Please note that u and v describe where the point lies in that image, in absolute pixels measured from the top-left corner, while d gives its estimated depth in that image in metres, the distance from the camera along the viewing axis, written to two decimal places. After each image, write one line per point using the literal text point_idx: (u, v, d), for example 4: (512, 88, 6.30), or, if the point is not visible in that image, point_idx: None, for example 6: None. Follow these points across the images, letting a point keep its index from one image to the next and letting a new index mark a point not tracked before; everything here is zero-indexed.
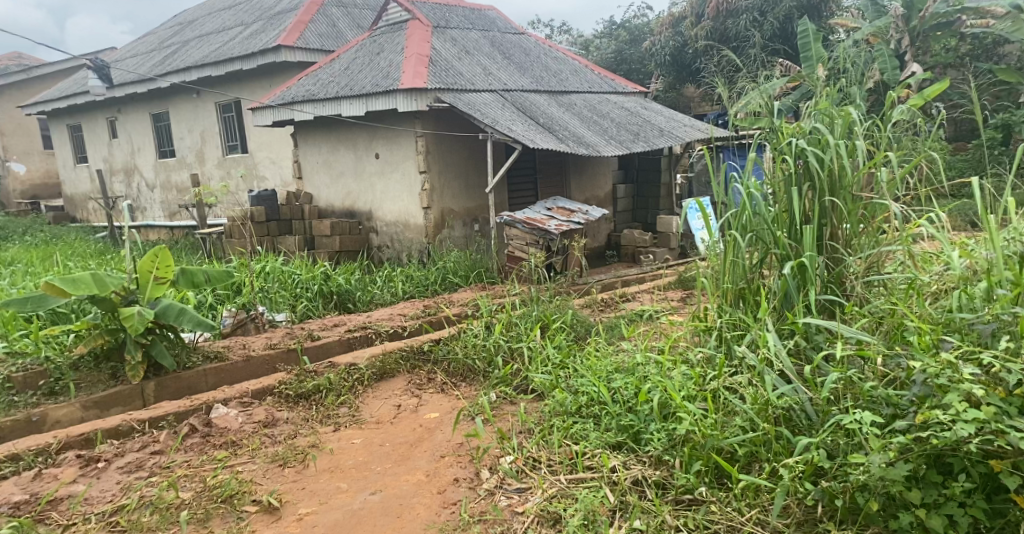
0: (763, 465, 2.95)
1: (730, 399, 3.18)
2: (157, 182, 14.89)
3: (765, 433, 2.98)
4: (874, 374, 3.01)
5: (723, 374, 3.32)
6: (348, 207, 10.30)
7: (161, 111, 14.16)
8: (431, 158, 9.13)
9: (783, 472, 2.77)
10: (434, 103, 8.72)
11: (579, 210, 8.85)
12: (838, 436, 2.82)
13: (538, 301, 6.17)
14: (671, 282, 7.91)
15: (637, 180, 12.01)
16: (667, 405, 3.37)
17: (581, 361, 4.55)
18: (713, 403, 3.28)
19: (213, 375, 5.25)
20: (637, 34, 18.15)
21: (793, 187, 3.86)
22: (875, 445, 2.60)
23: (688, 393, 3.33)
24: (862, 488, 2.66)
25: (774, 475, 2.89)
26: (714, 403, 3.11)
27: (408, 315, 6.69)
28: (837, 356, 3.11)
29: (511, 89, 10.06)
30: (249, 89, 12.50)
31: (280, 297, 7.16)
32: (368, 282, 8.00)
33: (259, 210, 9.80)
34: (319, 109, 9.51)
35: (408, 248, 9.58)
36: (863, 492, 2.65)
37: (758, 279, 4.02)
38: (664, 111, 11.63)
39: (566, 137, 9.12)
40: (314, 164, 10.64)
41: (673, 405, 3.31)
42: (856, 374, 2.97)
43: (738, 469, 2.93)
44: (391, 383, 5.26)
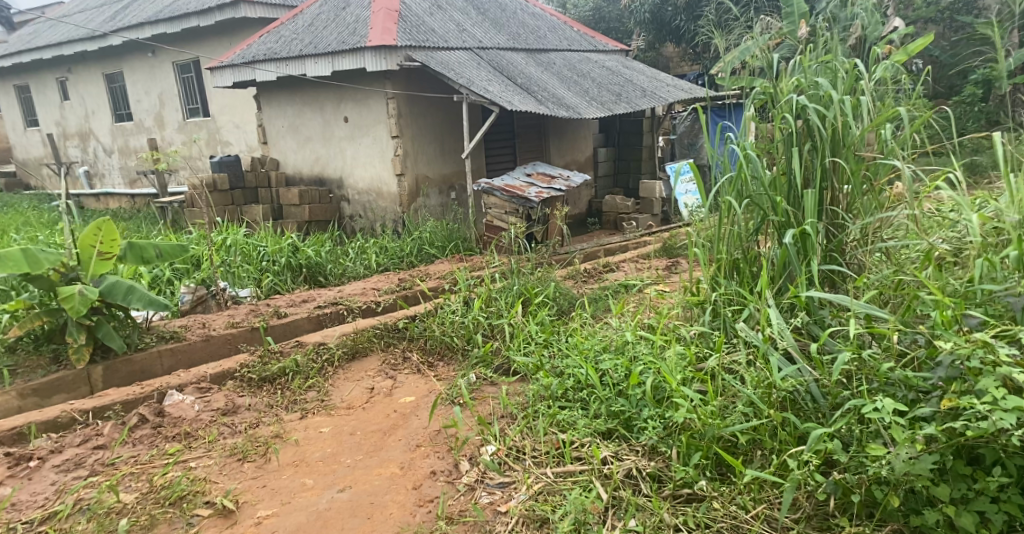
0: (767, 455, 2.65)
1: (729, 381, 2.85)
2: (114, 147, 14.25)
3: (770, 419, 2.68)
4: (889, 353, 2.72)
5: (722, 352, 3.01)
6: (317, 174, 9.84)
7: (116, 72, 13.48)
8: (404, 122, 8.68)
9: (793, 464, 2.48)
10: (405, 62, 8.27)
11: (560, 176, 8.50)
12: (854, 424, 2.54)
13: (518, 272, 5.89)
14: (655, 250, 7.64)
15: (618, 144, 11.71)
16: (662, 387, 3.07)
17: (567, 337, 4.28)
18: (710, 385, 2.98)
19: (168, 357, 4.89)
20: None
21: (794, 148, 3.53)
22: (900, 437, 2.32)
23: (683, 374, 3.02)
24: (880, 482, 2.39)
25: (781, 468, 2.60)
26: (713, 385, 2.81)
27: (381, 290, 6.37)
28: (848, 331, 2.80)
29: (486, 47, 9.61)
30: (210, 49, 11.88)
31: (245, 272, 6.80)
32: (340, 254, 7.64)
33: (222, 177, 9.34)
34: (282, 69, 8.99)
35: (381, 217, 9.18)
36: (881, 486, 2.39)
37: (754, 248, 3.70)
38: (647, 70, 11.23)
39: (545, 98, 8.72)
40: (279, 127, 10.13)
41: (668, 387, 3.00)
42: (871, 352, 2.67)
43: (740, 461, 2.64)
44: (364, 364, 4.96)
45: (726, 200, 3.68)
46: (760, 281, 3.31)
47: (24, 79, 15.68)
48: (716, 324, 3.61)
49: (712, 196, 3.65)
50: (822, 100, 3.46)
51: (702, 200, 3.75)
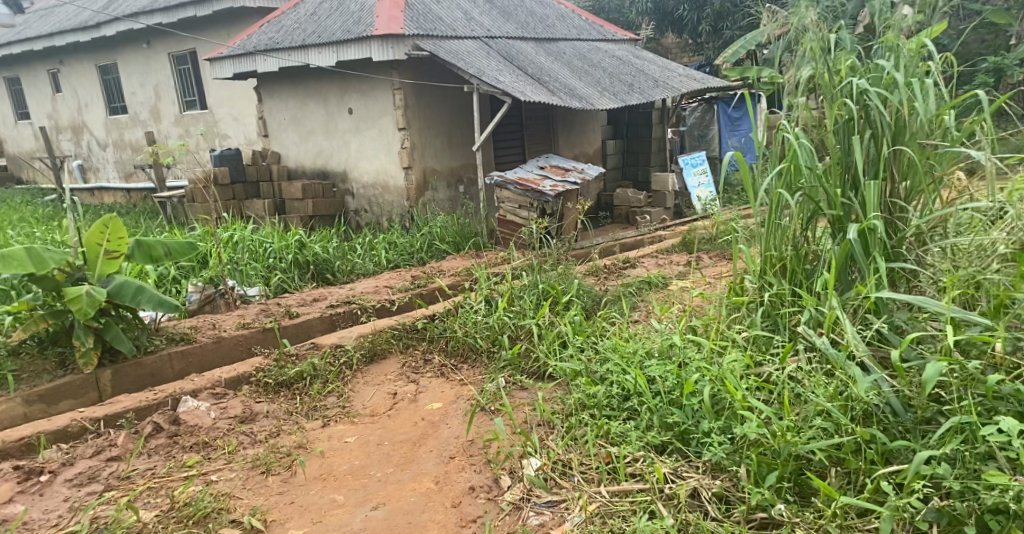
0: (853, 477, 2.46)
1: (803, 392, 2.66)
2: (108, 140, 13.94)
3: (855, 438, 2.49)
4: (989, 363, 2.55)
5: (787, 360, 2.82)
6: (321, 167, 9.59)
7: (109, 63, 13.18)
8: (411, 114, 8.44)
9: (892, 490, 2.28)
10: (412, 51, 8.01)
11: (574, 169, 8.30)
12: (959, 442, 2.37)
13: (539, 271, 5.71)
14: (674, 245, 7.47)
15: (627, 136, 11.51)
16: (721, 395, 2.87)
17: (603, 341, 4.08)
18: (775, 395, 2.79)
19: (180, 360, 4.68)
20: None
21: (851, 137, 3.34)
22: None
23: (746, 384, 2.81)
24: (996, 512, 2.22)
25: (874, 493, 2.40)
26: (785, 397, 2.61)
27: (395, 287, 6.17)
28: (940, 339, 2.63)
29: (495, 36, 9.36)
30: (207, 39, 11.56)
31: (251, 269, 6.57)
32: (349, 251, 7.41)
33: (223, 170, 9.08)
34: (284, 59, 8.73)
35: (388, 211, 8.94)
36: (997, 515, 2.22)
37: (806, 246, 3.48)
38: (657, 60, 11.01)
39: (557, 88, 8.49)
40: (281, 120, 9.86)
41: (730, 400, 2.79)
42: (970, 364, 2.49)
43: (828, 484, 2.44)
44: (383, 368, 4.78)
45: (776, 194, 3.48)
46: (822, 281, 3.12)
47: (15, 71, 15.37)
48: (767, 326, 3.40)
49: (762, 191, 3.44)
50: (886, 84, 3.28)
51: (747, 196, 3.53)
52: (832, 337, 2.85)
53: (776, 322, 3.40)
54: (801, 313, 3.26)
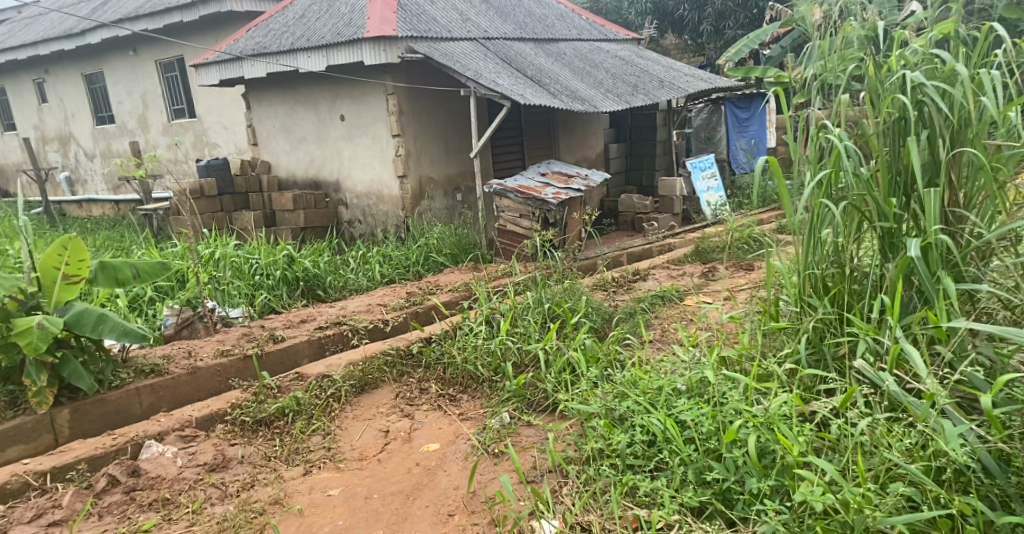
0: None
1: (880, 448, 2.30)
2: (95, 151, 13.51)
3: (949, 507, 2.18)
4: None
5: (849, 405, 2.42)
6: (312, 177, 9.15)
7: (96, 72, 12.76)
8: (405, 120, 8.00)
9: None
10: (406, 54, 7.60)
11: (577, 175, 7.84)
12: None
13: (543, 288, 5.31)
14: (687, 254, 7.11)
15: (630, 139, 11.09)
16: (771, 446, 2.49)
17: (622, 372, 3.67)
18: (839, 450, 2.42)
19: (149, 395, 4.22)
20: None
21: (902, 138, 2.84)
22: None
23: (803, 438, 2.42)
24: None
25: None
26: (859, 461, 2.23)
27: (389, 305, 5.76)
28: None
29: (492, 38, 8.93)
30: (193, 46, 11.08)
31: (235, 288, 6.12)
32: (340, 266, 7.00)
33: (210, 182, 8.63)
34: (271, 65, 8.29)
35: (382, 222, 8.49)
36: None
37: (851, 261, 3.00)
38: (661, 60, 10.59)
39: (557, 91, 8.04)
40: (270, 128, 9.42)
41: (783, 456, 2.41)
42: None
43: None
44: (375, 399, 4.34)
45: (818, 203, 2.98)
46: (878, 305, 2.67)
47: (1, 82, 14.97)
48: (811, 357, 2.96)
49: (802, 202, 2.94)
50: (944, 76, 2.80)
51: (783, 207, 3.04)
52: (909, 382, 2.48)
53: (821, 351, 2.95)
54: (857, 344, 2.80)
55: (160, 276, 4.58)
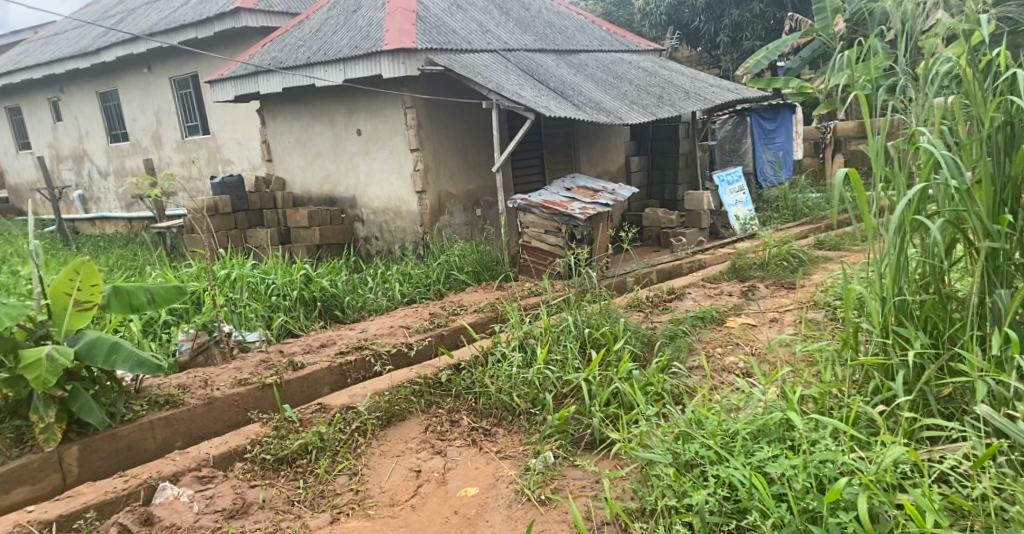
0: None
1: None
2: (109, 168, 13.37)
3: None
4: None
5: (982, 470, 2.40)
6: (328, 193, 8.91)
7: (110, 90, 12.64)
8: (424, 134, 7.76)
9: None
10: (426, 66, 7.36)
11: (604, 190, 7.54)
12: None
13: (578, 311, 5.06)
14: (724, 270, 7.14)
15: (652, 152, 10.81)
16: (903, 505, 2.44)
17: (681, 411, 3.43)
18: (972, 518, 2.36)
19: (163, 428, 3.94)
20: None
21: (1009, 148, 2.68)
22: None
23: (934, 502, 2.35)
24: None
25: None
26: None
27: (412, 327, 5.51)
28: None
29: (513, 49, 8.70)
30: (206, 60, 10.87)
31: (251, 311, 5.84)
32: (359, 285, 6.75)
33: (224, 198, 8.41)
34: (288, 79, 8.08)
35: (401, 239, 8.23)
36: None
37: (945, 287, 2.89)
38: (685, 71, 10.35)
39: (581, 102, 7.79)
40: (285, 144, 9.20)
41: (904, 520, 2.35)
42: None
43: None
44: (402, 433, 4.07)
45: (910, 220, 2.83)
46: (998, 345, 2.62)
47: (15, 100, 14.88)
48: (911, 398, 2.85)
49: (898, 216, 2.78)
50: None
51: (867, 221, 2.95)
52: None
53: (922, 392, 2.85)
54: (969, 388, 2.71)
55: (178, 300, 4.29)
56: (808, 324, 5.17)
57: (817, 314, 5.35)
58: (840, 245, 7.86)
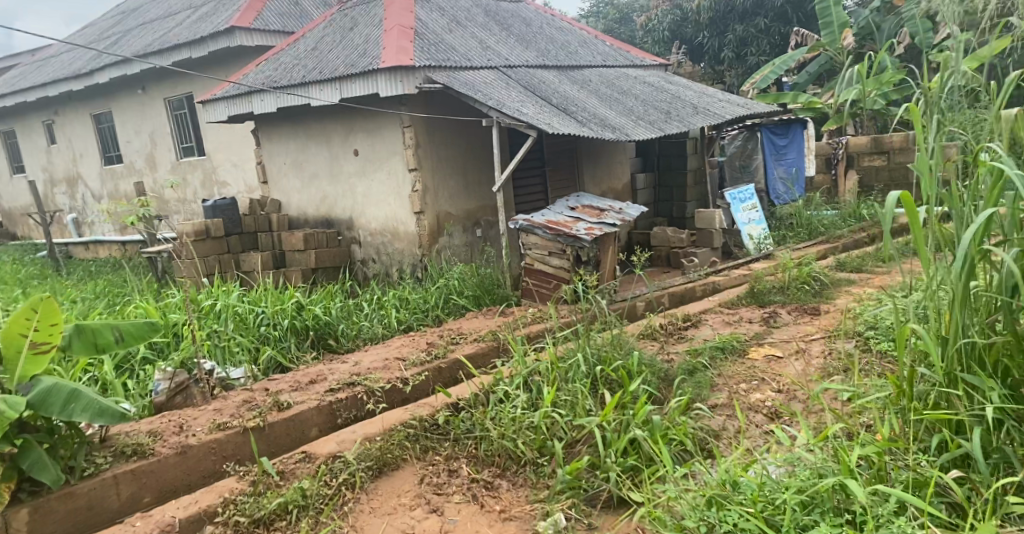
0: None
1: None
2: (103, 191, 13.05)
3: None
4: None
5: None
6: (324, 215, 8.54)
7: (104, 111, 12.35)
8: (423, 154, 7.41)
9: None
10: (424, 84, 7.03)
11: (611, 209, 7.16)
12: None
13: (588, 343, 4.65)
14: (741, 293, 6.78)
15: (658, 168, 10.44)
16: None
17: (714, 470, 3.05)
18: None
19: (129, 483, 3.56)
20: (626, 12, 18.79)
21: None
22: None
23: None
24: None
25: None
26: None
27: (408, 361, 5.10)
28: None
29: (514, 65, 8.38)
30: (201, 79, 10.56)
31: (236, 344, 5.45)
32: (355, 312, 6.37)
33: (216, 222, 7.99)
34: (281, 98, 7.74)
35: (398, 262, 7.85)
36: None
37: (1019, 327, 2.57)
38: (692, 86, 10.03)
39: (586, 119, 7.43)
40: (280, 165, 8.86)
41: None
42: None
43: None
44: (395, 484, 3.66)
45: (978, 252, 2.53)
46: None
47: (9, 123, 14.61)
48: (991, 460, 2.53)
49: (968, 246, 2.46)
50: None
51: (924, 248, 2.63)
52: None
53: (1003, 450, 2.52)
54: None
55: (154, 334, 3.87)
56: (835, 357, 4.85)
57: (845, 345, 5.02)
58: (861, 267, 7.55)
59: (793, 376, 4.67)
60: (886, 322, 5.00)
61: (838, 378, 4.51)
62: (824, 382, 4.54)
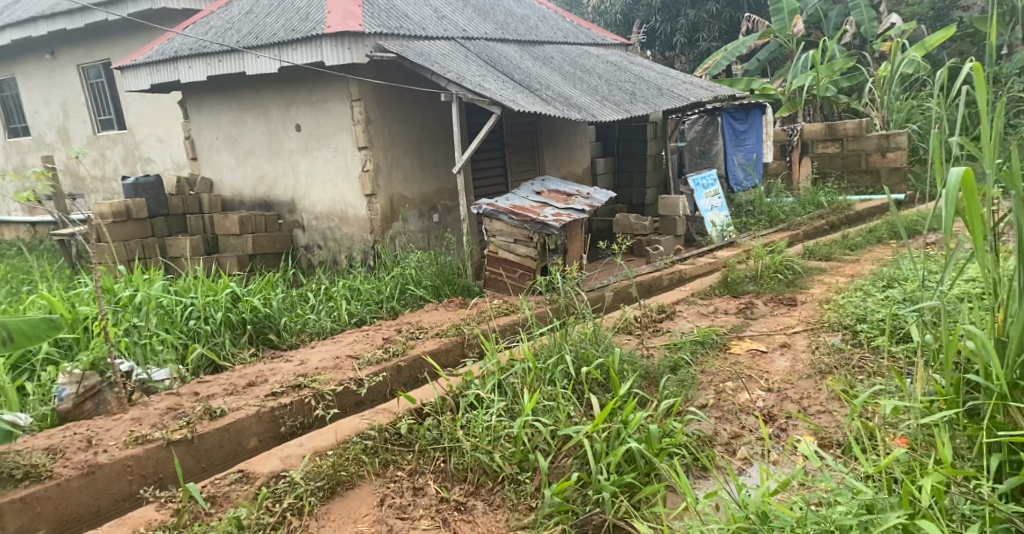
0: None
1: None
2: (8, 167, 11.86)
3: None
4: None
5: None
6: (262, 197, 7.82)
7: (9, 78, 11.18)
8: (374, 130, 6.81)
9: None
10: (375, 53, 6.41)
11: (578, 194, 6.72)
12: None
13: (565, 340, 4.18)
14: (713, 282, 6.44)
15: (618, 153, 10.07)
16: None
17: (745, 490, 2.73)
18: None
19: (18, 513, 3.01)
20: None
21: None
22: None
23: None
24: None
25: None
26: None
27: (362, 359, 4.65)
28: None
29: (472, 37, 7.82)
30: (122, 44, 9.62)
31: (159, 341, 4.79)
32: (298, 303, 5.77)
33: (138, 202, 7.23)
34: (213, 66, 7.00)
35: (347, 249, 7.22)
36: None
37: None
38: (654, 67, 9.68)
39: (550, 97, 6.95)
40: (212, 141, 8.07)
41: None
42: None
43: None
44: (350, 507, 3.16)
45: None
46: None
47: None
48: None
49: None
50: None
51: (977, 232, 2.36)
52: None
53: None
54: None
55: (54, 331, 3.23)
56: (825, 351, 4.51)
57: (831, 338, 4.72)
58: (831, 255, 7.32)
59: (783, 373, 4.29)
60: (873, 313, 4.71)
61: (832, 375, 4.17)
62: (817, 379, 4.20)
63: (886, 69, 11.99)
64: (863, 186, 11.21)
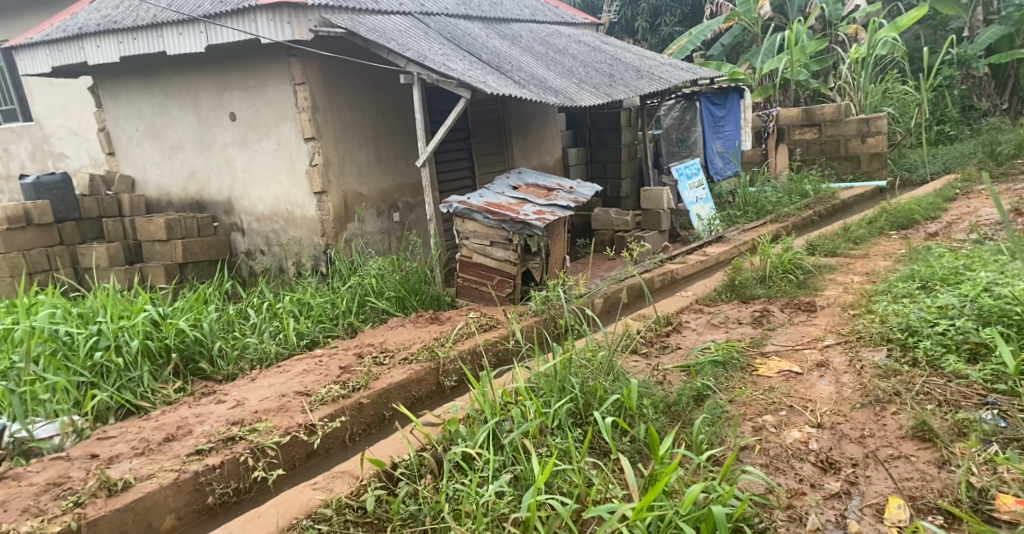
0: None
1: None
2: None
3: None
4: None
5: None
6: (194, 196, 6.78)
7: None
8: (322, 119, 5.86)
9: None
10: (320, 28, 5.47)
11: (559, 188, 5.90)
12: None
13: (568, 372, 3.35)
14: (717, 286, 5.64)
15: (590, 142, 9.26)
16: None
17: None
18: None
19: None
20: None
21: None
22: None
23: None
24: None
25: None
26: None
27: (313, 397, 3.77)
28: None
29: (431, 13, 6.90)
30: (34, 15, 8.57)
31: (48, 385, 3.80)
32: (236, 323, 4.82)
33: (41, 204, 6.13)
34: (127, 45, 5.95)
35: (295, 254, 6.25)
36: None
37: None
38: (629, 48, 8.90)
39: (524, 80, 6.08)
40: (131, 132, 6.98)
41: None
42: None
43: None
44: None
45: None
46: None
47: None
48: None
49: None
50: None
51: None
52: None
53: None
54: None
55: None
56: (874, 373, 3.65)
57: (876, 356, 3.85)
58: (837, 250, 6.60)
59: (833, 403, 3.47)
60: (926, 325, 3.85)
61: (893, 406, 3.33)
62: (877, 410, 3.38)
63: (859, 51, 11.42)
64: (843, 174, 10.64)
